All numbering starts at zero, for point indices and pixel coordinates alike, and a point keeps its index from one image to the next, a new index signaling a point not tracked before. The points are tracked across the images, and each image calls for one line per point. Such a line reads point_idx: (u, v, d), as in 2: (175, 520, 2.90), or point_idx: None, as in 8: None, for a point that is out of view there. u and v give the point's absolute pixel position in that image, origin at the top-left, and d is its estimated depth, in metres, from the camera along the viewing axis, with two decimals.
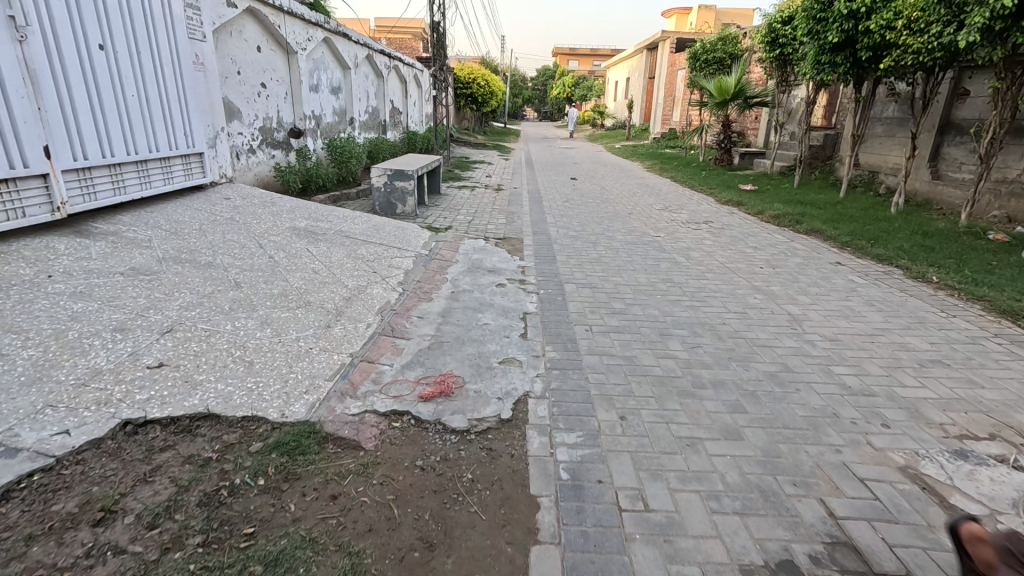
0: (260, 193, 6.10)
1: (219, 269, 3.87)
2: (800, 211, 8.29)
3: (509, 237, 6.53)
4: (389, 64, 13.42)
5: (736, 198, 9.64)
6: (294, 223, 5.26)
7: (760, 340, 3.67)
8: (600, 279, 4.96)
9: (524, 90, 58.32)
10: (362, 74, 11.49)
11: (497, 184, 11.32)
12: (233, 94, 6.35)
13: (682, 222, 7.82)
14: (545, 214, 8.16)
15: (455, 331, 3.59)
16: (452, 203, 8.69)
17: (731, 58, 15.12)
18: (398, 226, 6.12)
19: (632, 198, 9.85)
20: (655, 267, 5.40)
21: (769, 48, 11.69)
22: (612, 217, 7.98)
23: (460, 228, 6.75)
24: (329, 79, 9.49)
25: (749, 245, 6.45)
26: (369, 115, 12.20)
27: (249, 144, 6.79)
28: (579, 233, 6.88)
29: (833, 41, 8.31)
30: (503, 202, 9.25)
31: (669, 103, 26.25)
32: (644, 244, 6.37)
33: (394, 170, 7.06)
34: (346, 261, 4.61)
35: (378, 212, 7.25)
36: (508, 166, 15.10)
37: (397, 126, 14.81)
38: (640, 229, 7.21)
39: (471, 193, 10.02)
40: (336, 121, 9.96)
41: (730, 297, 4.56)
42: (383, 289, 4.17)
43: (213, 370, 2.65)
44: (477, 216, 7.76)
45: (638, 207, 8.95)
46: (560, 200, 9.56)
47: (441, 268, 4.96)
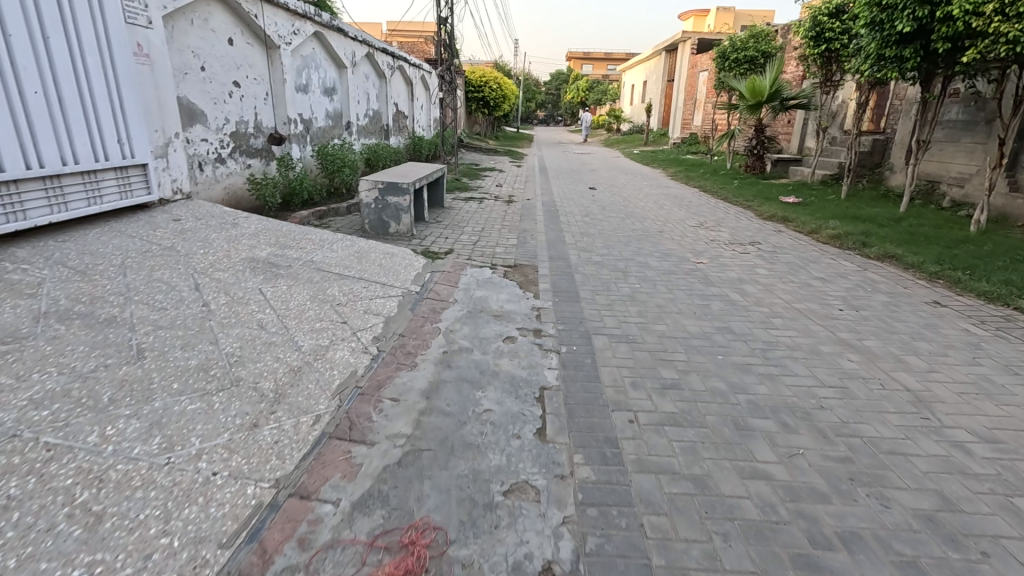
0: (225, 211, 5.08)
1: (122, 326, 2.82)
2: (862, 229, 7.10)
3: (521, 264, 5.45)
4: (393, 64, 12.45)
5: (781, 213, 8.43)
6: (254, 253, 4.22)
7: (886, 443, 2.52)
8: (637, 328, 3.86)
9: (537, 95, 57.35)
10: (362, 74, 10.51)
11: (508, 195, 10.25)
12: (194, 93, 5.35)
13: (723, 244, 6.66)
14: (563, 232, 7.06)
15: (443, 427, 2.49)
16: (456, 219, 7.63)
17: (764, 56, 13.91)
18: (386, 252, 5.07)
19: (660, 212, 8.69)
20: (704, 309, 4.27)
21: (812, 43, 10.50)
22: (641, 236, 6.86)
23: (462, 252, 5.68)
24: (321, 79, 8.51)
25: (814, 276, 5.29)
26: (369, 119, 11.22)
27: (217, 152, 5.79)
28: (604, 258, 5.78)
29: (902, 31, 7.11)
30: (515, 216, 8.18)
31: (690, 107, 25.06)
32: (685, 274, 5.24)
33: (386, 183, 5.98)
34: (308, 307, 3.55)
35: (367, 231, 6.19)
36: (520, 174, 14.02)
37: (402, 131, 13.84)
38: (677, 253, 6.08)
39: (479, 206, 8.97)
40: (330, 126, 8.97)
41: (815, 359, 3.41)
42: (350, 352, 3.09)
43: (20, 545, 1.57)
44: (485, 235, 6.70)
45: (668, 223, 7.81)
46: (580, 215, 8.47)
47: (433, 313, 3.87)
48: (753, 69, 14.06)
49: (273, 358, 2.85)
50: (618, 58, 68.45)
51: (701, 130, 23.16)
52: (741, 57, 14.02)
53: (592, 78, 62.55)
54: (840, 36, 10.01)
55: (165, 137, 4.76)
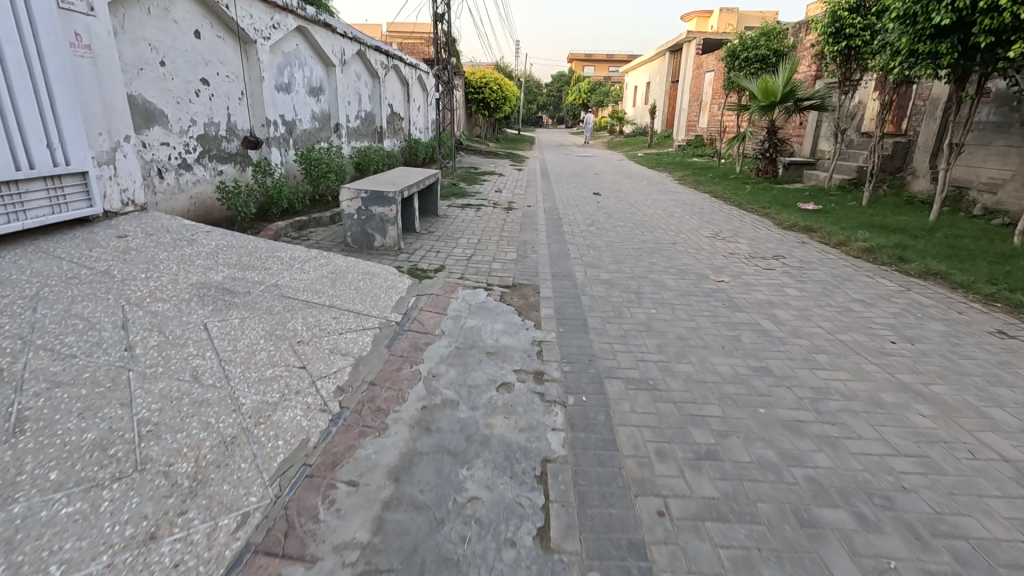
0: (184, 225, 4.47)
1: (9, 383, 2.21)
2: (894, 241, 6.48)
3: (520, 284, 4.83)
4: (387, 63, 11.86)
5: (802, 222, 7.79)
6: (207, 277, 3.61)
7: (1003, 550, 1.90)
8: (656, 369, 3.24)
9: (538, 97, 56.80)
10: (353, 74, 9.91)
11: (508, 202, 9.64)
12: (151, 91, 4.75)
13: (743, 258, 6.04)
14: (567, 245, 6.44)
15: (413, 531, 1.87)
16: (450, 228, 7.01)
17: (776, 55, 13.30)
18: (366, 271, 4.45)
19: (671, 221, 8.06)
20: (734, 343, 3.65)
21: (831, 40, 9.89)
22: (653, 250, 6.23)
23: (454, 270, 5.06)
24: (305, 78, 7.91)
25: (853, 298, 4.67)
26: (362, 121, 10.62)
27: (180, 157, 5.18)
28: (613, 275, 5.16)
29: (940, 24, 6.49)
30: (515, 226, 7.57)
31: (695, 109, 24.45)
32: (706, 297, 4.62)
33: (370, 192, 5.37)
34: (261, 347, 2.93)
35: (349, 245, 5.57)
36: (521, 178, 13.40)
37: (397, 133, 13.25)
38: (694, 269, 5.47)
39: (476, 214, 8.36)
40: (315, 129, 8.37)
41: (879, 413, 2.78)
42: (304, 411, 2.47)
43: None
44: (480, 248, 6.09)
45: (682, 234, 7.18)
46: (585, 224, 7.85)
47: (413, 351, 3.24)
48: (764, 69, 13.44)
49: (201, 424, 2.23)
50: (620, 59, 67.90)
51: (707, 132, 22.55)
52: (752, 56, 13.40)
53: (595, 80, 62.01)
54: (861, 33, 9.39)
55: (112, 140, 4.16)
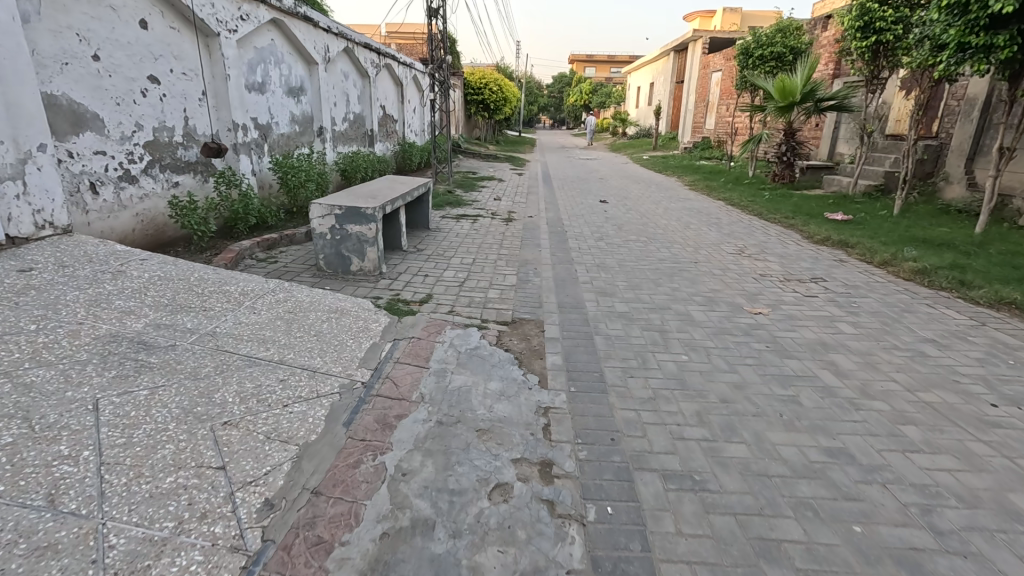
0: (114, 251, 3.70)
1: None
2: (947, 259, 5.70)
3: (521, 319, 4.04)
4: (379, 62, 11.10)
5: (835, 235, 7.02)
6: (121, 326, 2.83)
7: None
8: (700, 454, 2.46)
9: (539, 98, 56.10)
10: (339, 73, 9.14)
11: (507, 211, 8.88)
12: (79, 90, 3.98)
13: (777, 282, 5.25)
14: (575, 265, 5.67)
15: None
16: (442, 245, 6.24)
17: (792, 53, 12.54)
18: (334, 308, 3.67)
19: (688, 235, 7.30)
20: (793, 408, 2.87)
21: (859, 34, 9.09)
22: (672, 272, 5.46)
23: (443, 301, 4.29)
24: (282, 76, 7.14)
25: (922, 338, 3.89)
26: (350, 124, 9.86)
27: (120, 168, 4.41)
28: (630, 307, 4.38)
29: (998, 13, 5.73)
30: (515, 240, 6.80)
31: (702, 110, 23.70)
32: (744, 337, 3.84)
33: (346, 208, 4.58)
34: (169, 436, 2.15)
35: (323, 268, 4.79)
36: (522, 184, 12.64)
37: (390, 137, 12.51)
38: (724, 297, 4.69)
39: (473, 226, 7.59)
40: (295, 133, 7.61)
41: (1021, 533, 2.00)
42: (204, 555, 1.69)
43: None
44: (476, 269, 5.31)
45: (702, 251, 6.41)
46: (593, 237, 7.08)
47: (379, 433, 2.45)
48: (780, 67, 12.67)
49: None
50: (622, 60, 67.29)
51: (715, 133, 21.80)
52: (768, 53, 12.63)
53: (596, 80, 61.33)
54: (893, 26, 8.59)
55: (19, 150, 3.39)
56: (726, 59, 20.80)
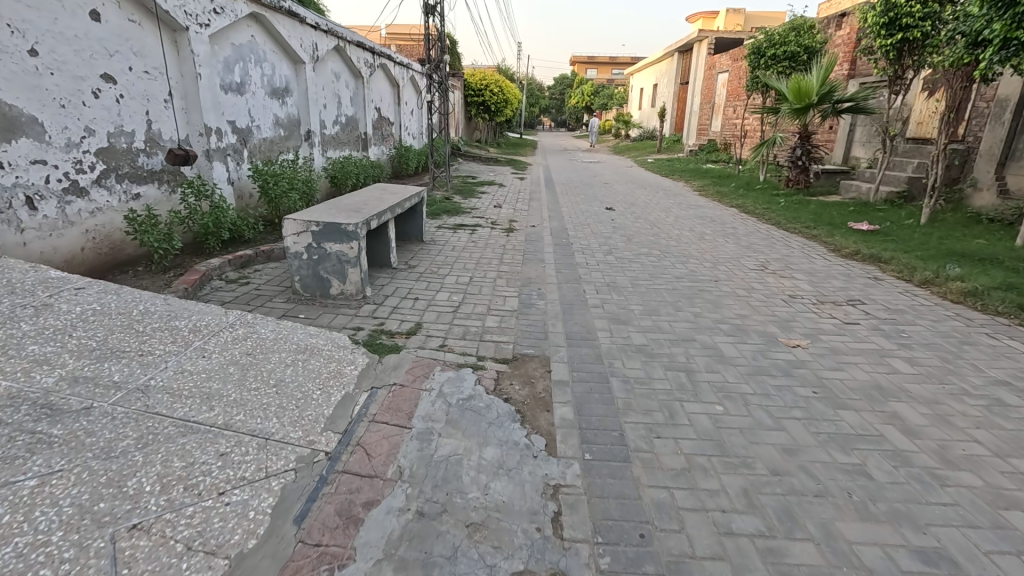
0: (45, 279, 3.15)
1: None
2: (998, 277, 5.12)
3: (523, 355, 3.48)
4: (373, 62, 10.57)
5: (864, 248, 6.45)
6: (25, 383, 2.27)
7: None
8: (757, 560, 1.89)
9: (541, 100, 55.64)
10: (329, 73, 8.60)
11: (508, 220, 8.32)
12: (10, 90, 3.43)
13: (809, 305, 4.69)
14: (583, 283, 5.13)
15: None
16: (436, 260, 5.68)
17: (807, 52, 11.99)
18: (302, 347, 3.12)
19: (702, 248, 6.73)
20: (864, 485, 2.30)
21: (883, 32, 8.53)
22: (691, 293, 4.90)
23: (433, 333, 3.73)
24: (264, 76, 6.60)
25: (993, 379, 3.31)
26: (342, 127, 9.32)
27: (64, 179, 3.86)
28: (649, 339, 3.81)
29: None
30: (516, 253, 6.25)
31: (708, 111, 23.15)
32: (785, 379, 3.28)
33: (324, 223, 4.02)
34: (49, 554, 1.59)
35: (299, 291, 4.24)
36: (523, 189, 12.10)
37: (386, 140, 11.98)
38: (754, 325, 4.13)
39: (471, 237, 7.04)
40: (280, 137, 7.07)
41: None
42: None
43: None
44: (472, 290, 4.76)
45: (721, 267, 5.84)
46: (601, 250, 6.52)
47: (339, 533, 1.89)
48: (794, 67, 12.13)
49: None
50: (624, 61, 66.81)
51: (722, 136, 21.23)
52: (781, 52, 12.08)
53: (598, 82, 60.84)
54: (920, 22, 8.02)
55: None
56: (734, 60, 20.28)
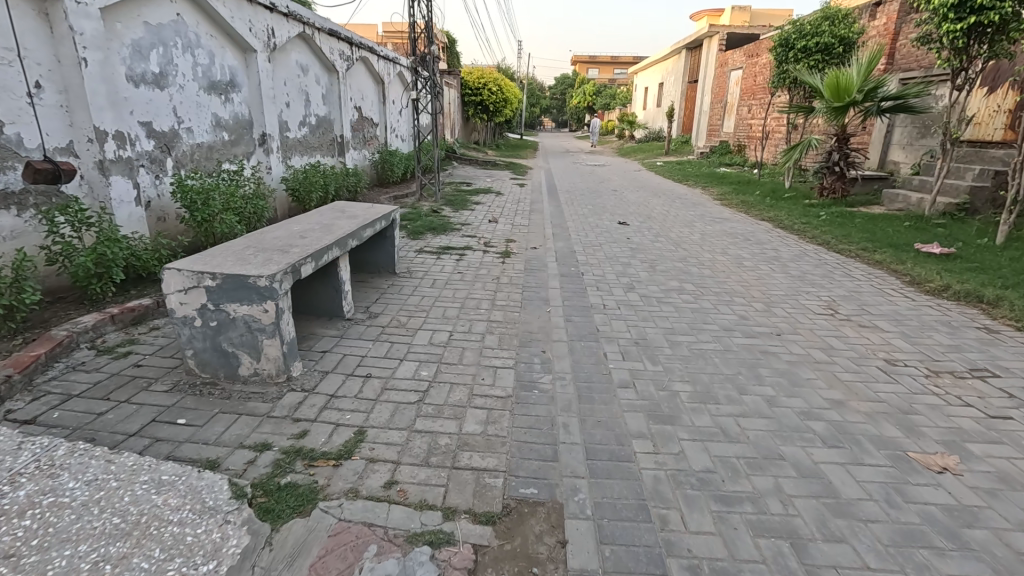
0: None
1: None
2: None
3: (518, 504, 2.15)
4: (352, 55, 9.26)
5: (952, 281, 5.12)
6: None
7: None
8: None
9: (541, 100, 54.39)
10: (292, 65, 7.27)
11: (504, 239, 7.02)
12: None
13: (922, 380, 3.36)
14: (601, 342, 3.80)
15: None
16: (409, 304, 4.37)
17: (842, 44, 10.67)
18: (129, 524, 1.84)
19: (744, 281, 5.41)
20: None
21: (949, 16, 7.18)
22: (751, 359, 3.57)
23: (378, 455, 2.40)
24: (198, 66, 5.30)
25: None
26: (311, 129, 7.99)
27: None
28: (713, 460, 2.49)
29: None
30: (514, 289, 4.93)
31: (719, 111, 21.85)
32: (963, 559, 1.94)
33: (224, 275, 2.70)
34: None
35: (192, 371, 2.91)
36: (523, 199, 10.79)
37: (369, 144, 10.67)
38: (863, 426, 2.80)
39: (458, 264, 5.71)
40: (222, 142, 5.74)
41: None
42: None
43: None
44: (449, 357, 3.43)
45: (776, 312, 4.52)
46: (620, 283, 5.22)
47: None
48: (829, 61, 10.79)
49: None
50: (626, 61, 65.61)
51: (735, 137, 19.92)
52: (814, 44, 10.74)
53: (600, 82, 59.58)
54: (999, 3, 6.69)
55: None
56: (748, 56, 19.03)
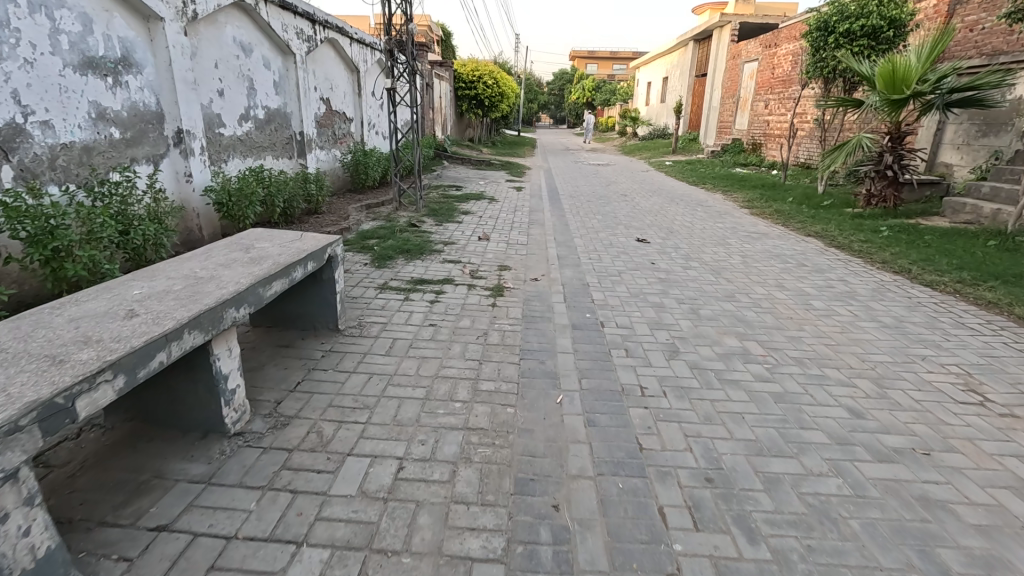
0: None
1: None
2: None
3: None
4: (314, 34, 7.72)
5: None
6: None
7: None
8: None
9: (540, 96, 52.94)
10: (226, 41, 5.71)
11: (496, 266, 5.52)
12: None
13: None
14: (649, 479, 2.30)
15: None
16: (346, 395, 2.85)
17: (891, 27, 9.17)
18: None
19: (825, 338, 3.92)
20: None
21: None
22: (912, 522, 2.08)
23: None
24: (60, 31, 3.75)
25: None
26: (257, 125, 6.45)
27: None
28: None
29: None
30: (507, 357, 3.42)
31: (731, 106, 20.39)
32: None
33: None
34: None
35: None
36: (521, 206, 9.29)
37: (341, 142, 9.14)
38: None
39: (430, 309, 4.20)
40: (108, 141, 4.20)
41: None
42: None
43: None
44: (388, 536, 1.92)
45: (899, 401, 3.03)
46: (656, 345, 3.72)
47: None
48: (876, 46, 9.28)
49: None
50: (626, 56, 64.10)
51: (750, 135, 18.47)
52: (859, 26, 9.22)
53: (599, 77, 58.16)
54: None
55: None
56: (765, 47, 17.60)
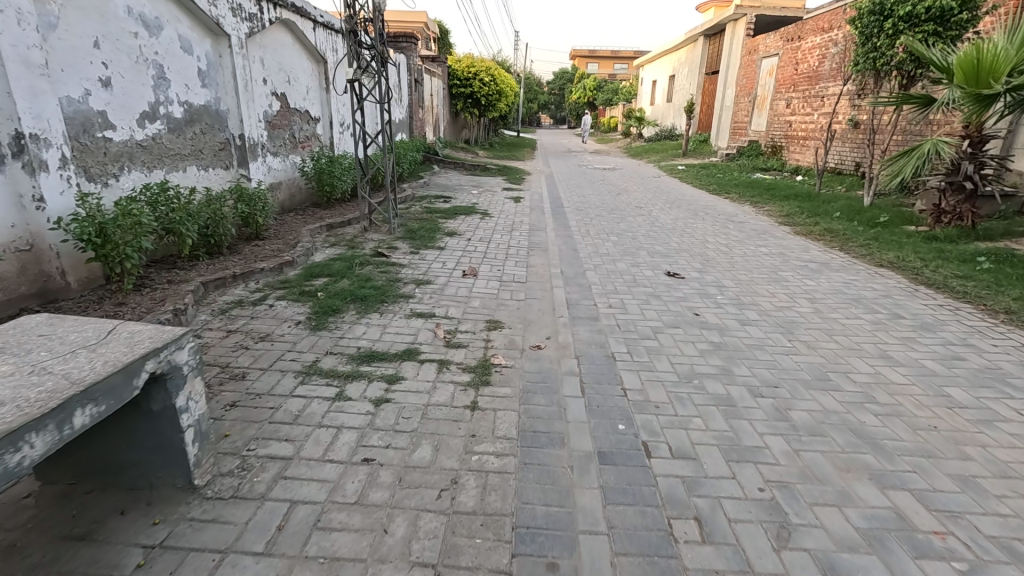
0: None
1: None
2: None
3: None
4: (259, 12, 6.15)
5: None
6: None
7: None
8: None
9: (540, 95, 51.57)
10: (109, 12, 4.16)
11: (483, 323, 3.99)
12: None
13: None
14: None
15: None
16: None
17: (964, 8, 7.61)
18: None
19: (1014, 481, 2.39)
20: None
21: None
22: None
23: None
24: None
25: None
26: (170, 126, 4.91)
27: None
28: None
29: None
30: (489, 553, 1.88)
31: (746, 105, 18.90)
32: None
33: None
34: None
35: None
36: (520, 224, 7.77)
37: (303, 146, 7.62)
38: None
39: (370, 419, 2.66)
40: None
41: None
42: None
43: None
44: None
45: None
46: (746, 504, 2.18)
47: None
48: (943, 32, 7.74)
49: None
50: (627, 55, 62.66)
51: (770, 136, 16.97)
52: (925, 7, 7.66)
53: (600, 77, 56.76)
54: None
55: None
56: (787, 40, 16.08)
